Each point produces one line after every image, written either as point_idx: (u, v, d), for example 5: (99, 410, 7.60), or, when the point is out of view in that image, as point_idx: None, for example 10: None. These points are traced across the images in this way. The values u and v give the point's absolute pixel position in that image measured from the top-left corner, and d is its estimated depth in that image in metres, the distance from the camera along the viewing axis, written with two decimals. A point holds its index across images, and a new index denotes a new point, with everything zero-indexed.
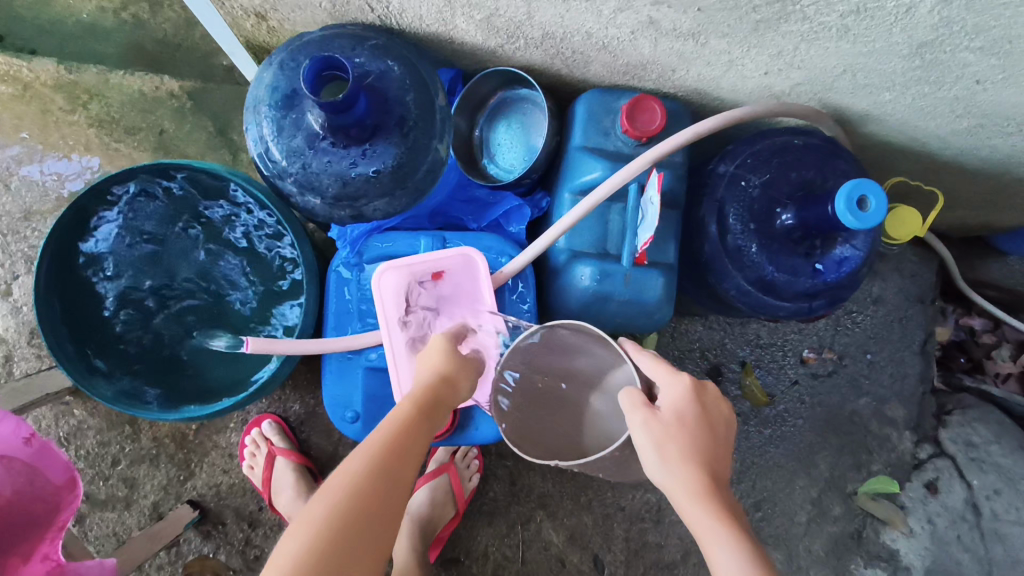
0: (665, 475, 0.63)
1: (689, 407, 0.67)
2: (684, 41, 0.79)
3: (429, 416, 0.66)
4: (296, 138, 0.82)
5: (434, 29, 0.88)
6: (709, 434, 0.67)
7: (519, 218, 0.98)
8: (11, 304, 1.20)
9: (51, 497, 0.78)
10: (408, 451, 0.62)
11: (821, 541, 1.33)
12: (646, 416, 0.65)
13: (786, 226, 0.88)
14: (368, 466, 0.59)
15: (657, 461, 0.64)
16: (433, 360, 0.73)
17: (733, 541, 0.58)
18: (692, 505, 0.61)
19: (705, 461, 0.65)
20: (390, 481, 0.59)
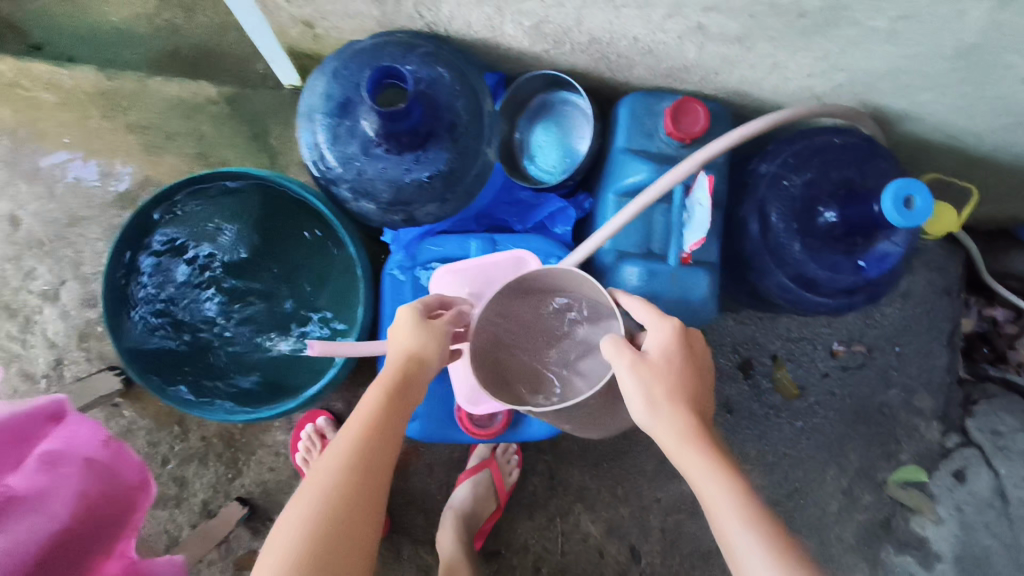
0: (653, 416, 0.70)
1: (676, 350, 0.73)
2: (730, 45, 0.80)
3: (401, 399, 0.70)
4: (351, 145, 0.84)
5: (481, 35, 0.89)
6: (695, 375, 0.73)
7: (564, 220, 0.99)
8: (60, 309, 1.22)
9: (127, 497, 0.80)
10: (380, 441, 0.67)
11: (851, 529, 1.37)
12: (642, 364, 0.71)
13: (828, 224, 0.89)
14: (350, 470, 0.64)
15: (653, 412, 0.70)
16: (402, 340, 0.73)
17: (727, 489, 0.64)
18: (688, 452, 0.67)
19: (691, 407, 0.71)
20: (376, 475, 0.65)
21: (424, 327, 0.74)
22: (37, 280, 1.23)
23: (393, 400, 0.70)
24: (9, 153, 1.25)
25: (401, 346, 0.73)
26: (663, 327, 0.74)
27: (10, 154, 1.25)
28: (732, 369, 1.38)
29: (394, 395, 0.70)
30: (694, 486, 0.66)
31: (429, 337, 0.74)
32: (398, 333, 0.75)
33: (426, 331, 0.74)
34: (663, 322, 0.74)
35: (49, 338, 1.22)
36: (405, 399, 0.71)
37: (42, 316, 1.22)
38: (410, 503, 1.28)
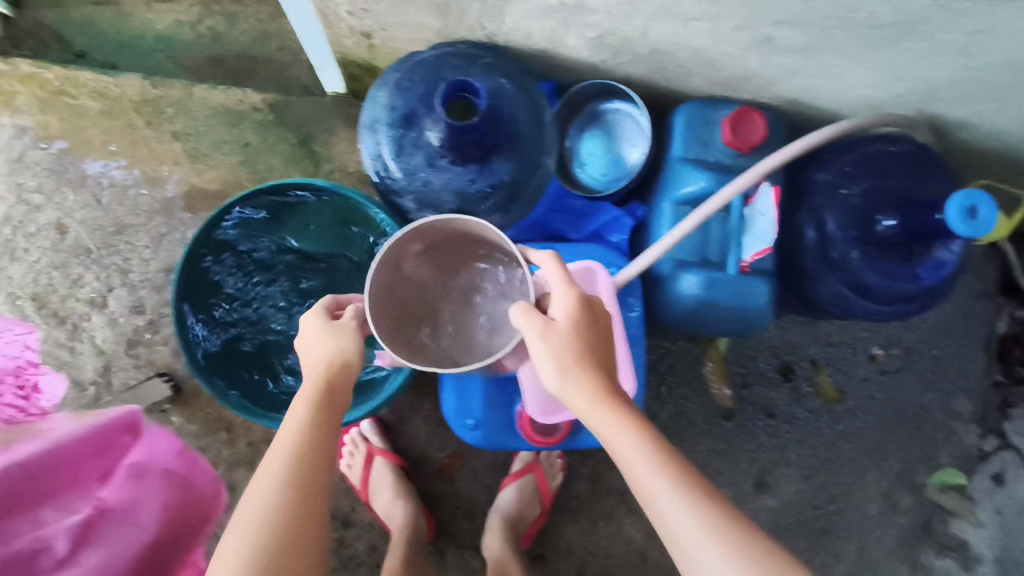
0: (562, 383, 0.65)
1: (582, 316, 0.67)
2: (794, 57, 0.80)
3: (329, 408, 0.66)
4: (416, 156, 0.84)
5: (541, 46, 0.89)
6: (600, 337, 0.68)
7: (620, 228, 1.00)
8: (108, 316, 1.23)
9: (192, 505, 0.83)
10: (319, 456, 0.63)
11: (891, 533, 1.38)
12: (553, 334, 0.65)
13: (887, 231, 0.89)
14: (279, 484, 0.59)
15: (571, 384, 0.65)
16: (314, 353, 0.68)
17: (653, 462, 0.60)
18: (613, 425, 0.63)
19: (603, 372, 0.66)
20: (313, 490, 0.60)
21: (336, 336, 0.70)
22: (84, 288, 1.23)
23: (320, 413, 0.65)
24: (54, 161, 1.25)
25: (313, 358, 0.68)
26: (568, 292, 0.67)
27: (55, 162, 1.25)
28: (772, 374, 1.38)
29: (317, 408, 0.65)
30: (619, 460, 0.62)
31: (342, 338, 0.69)
32: (309, 345, 0.69)
33: (336, 334, 0.70)
34: (567, 288, 0.68)
35: (97, 346, 1.23)
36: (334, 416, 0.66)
37: (90, 324, 1.23)
38: (454, 507, 1.29)
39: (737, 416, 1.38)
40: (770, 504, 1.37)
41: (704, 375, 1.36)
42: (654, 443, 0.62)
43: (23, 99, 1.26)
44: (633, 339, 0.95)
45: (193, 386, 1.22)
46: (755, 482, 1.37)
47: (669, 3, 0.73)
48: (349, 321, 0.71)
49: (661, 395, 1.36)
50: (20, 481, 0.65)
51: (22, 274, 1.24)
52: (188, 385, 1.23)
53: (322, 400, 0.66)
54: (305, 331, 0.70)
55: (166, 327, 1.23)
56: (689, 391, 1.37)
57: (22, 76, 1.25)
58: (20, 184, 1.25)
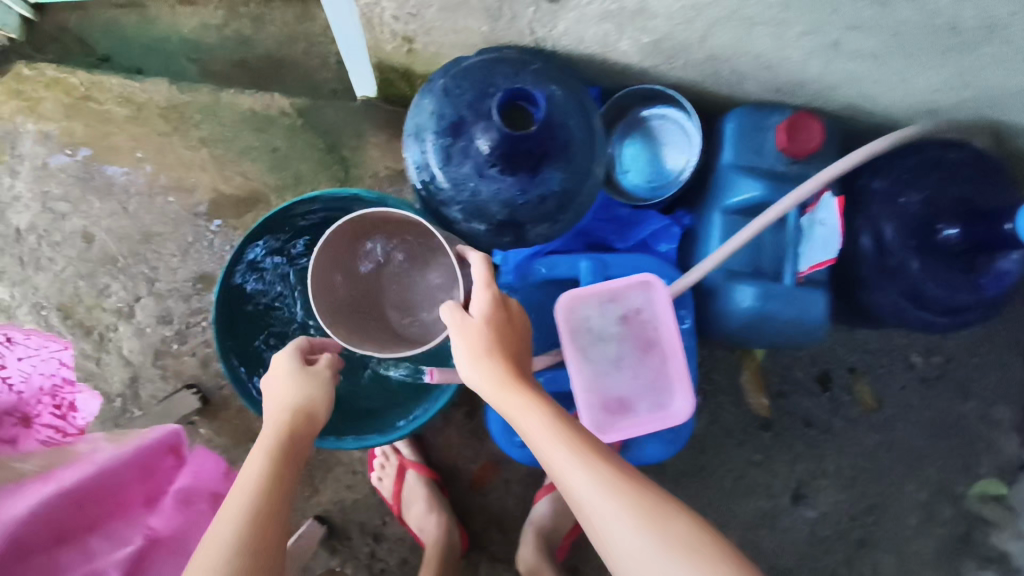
0: (475, 372, 0.70)
1: (495, 312, 0.72)
2: (860, 62, 0.77)
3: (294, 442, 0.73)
4: (464, 166, 0.81)
5: (591, 51, 0.86)
6: (513, 333, 0.73)
7: (668, 237, 0.97)
8: (135, 326, 1.21)
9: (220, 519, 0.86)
10: (286, 474, 0.69)
11: (932, 545, 1.34)
12: (469, 329, 0.71)
13: (949, 241, 0.87)
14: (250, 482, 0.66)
15: (490, 378, 0.69)
16: (280, 392, 0.77)
17: (558, 440, 0.64)
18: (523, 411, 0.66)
19: (512, 360, 0.71)
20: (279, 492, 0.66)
21: (306, 380, 0.78)
22: (111, 298, 1.21)
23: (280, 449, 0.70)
24: (81, 169, 1.23)
25: (279, 396, 0.76)
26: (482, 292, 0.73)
27: (81, 169, 1.23)
28: (810, 382, 1.35)
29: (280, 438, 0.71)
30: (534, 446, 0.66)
31: (311, 385, 0.78)
32: (276, 384, 0.78)
33: (306, 377, 0.78)
34: (482, 288, 0.73)
35: (123, 356, 1.20)
36: (292, 450, 0.72)
37: (116, 334, 1.20)
38: (486, 520, 1.26)
39: (775, 426, 1.34)
40: (809, 516, 1.33)
41: (740, 383, 1.34)
42: (561, 424, 0.65)
43: (47, 104, 1.24)
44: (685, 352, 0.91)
45: (222, 397, 1.20)
46: (793, 493, 1.33)
47: (736, 8, 0.70)
48: (322, 368, 0.80)
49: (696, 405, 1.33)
50: (68, 511, 0.66)
51: (47, 284, 1.22)
52: (216, 397, 1.20)
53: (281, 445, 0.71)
54: (277, 370, 0.79)
55: (194, 337, 1.21)
56: (725, 400, 1.33)
57: (49, 80, 1.24)
58: (46, 191, 1.23)
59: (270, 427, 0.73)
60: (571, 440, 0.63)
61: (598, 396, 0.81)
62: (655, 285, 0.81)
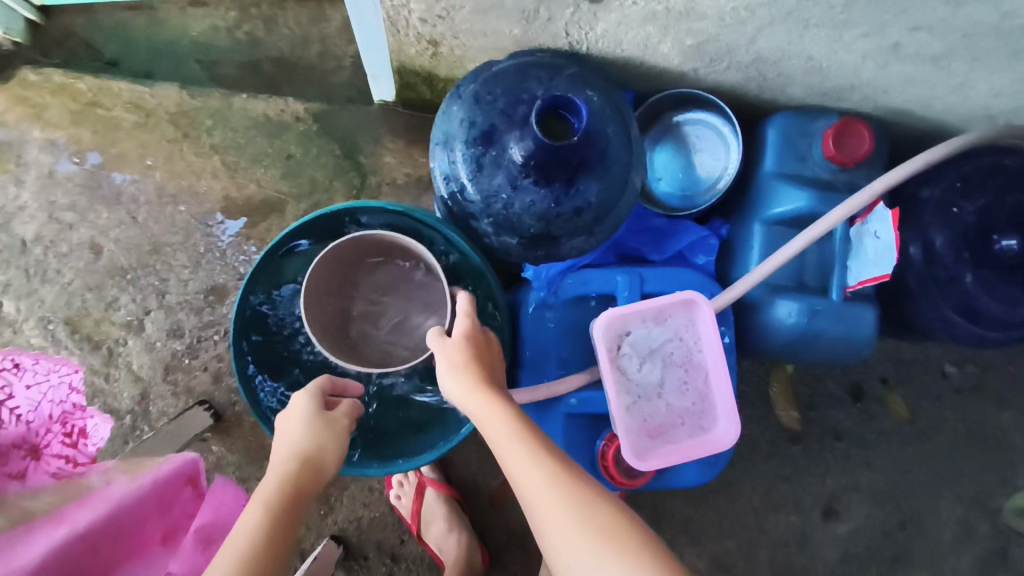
0: (452, 384, 0.66)
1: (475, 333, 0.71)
2: (921, 65, 0.74)
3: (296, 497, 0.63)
4: (496, 177, 0.77)
5: (629, 54, 0.82)
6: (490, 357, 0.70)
7: (706, 249, 0.92)
8: (145, 340, 1.16)
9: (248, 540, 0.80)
10: (288, 518, 0.61)
11: (968, 561, 1.29)
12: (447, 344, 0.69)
13: (1008, 252, 0.81)
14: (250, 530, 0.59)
15: (462, 388, 0.65)
16: (290, 436, 0.68)
17: (519, 441, 0.59)
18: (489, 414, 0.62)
19: (490, 375, 0.67)
20: (276, 541, 0.58)
21: (323, 428, 0.70)
22: (120, 311, 1.17)
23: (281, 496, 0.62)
24: (89, 177, 1.19)
25: (287, 442, 0.68)
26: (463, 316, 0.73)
27: (89, 178, 1.19)
28: (841, 394, 1.30)
29: (285, 483, 0.63)
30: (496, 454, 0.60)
31: (324, 431, 0.69)
32: (287, 428, 0.69)
33: (321, 423, 0.70)
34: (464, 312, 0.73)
35: (133, 371, 1.16)
36: (299, 500, 0.63)
37: (126, 348, 1.16)
38: (508, 540, 1.21)
39: (806, 440, 1.29)
40: (841, 532, 1.28)
41: (769, 396, 1.28)
42: (523, 426, 0.61)
43: (53, 111, 1.20)
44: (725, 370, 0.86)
45: (235, 413, 1.15)
46: (825, 509, 1.28)
47: (794, 8, 0.66)
48: (340, 416, 0.72)
49: None
50: (81, 558, 0.58)
51: (54, 296, 1.17)
52: (229, 413, 1.16)
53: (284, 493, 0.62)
54: (291, 413, 0.71)
55: (205, 351, 1.16)
56: (754, 414, 1.28)
57: (55, 86, 1.21)
58: (52, 201, 1.19)
59: (273, 473, 0.64)
60: (530, 441, 0.59)
61: (637, 420, 0.76)
62: (704, 305, 0.76)
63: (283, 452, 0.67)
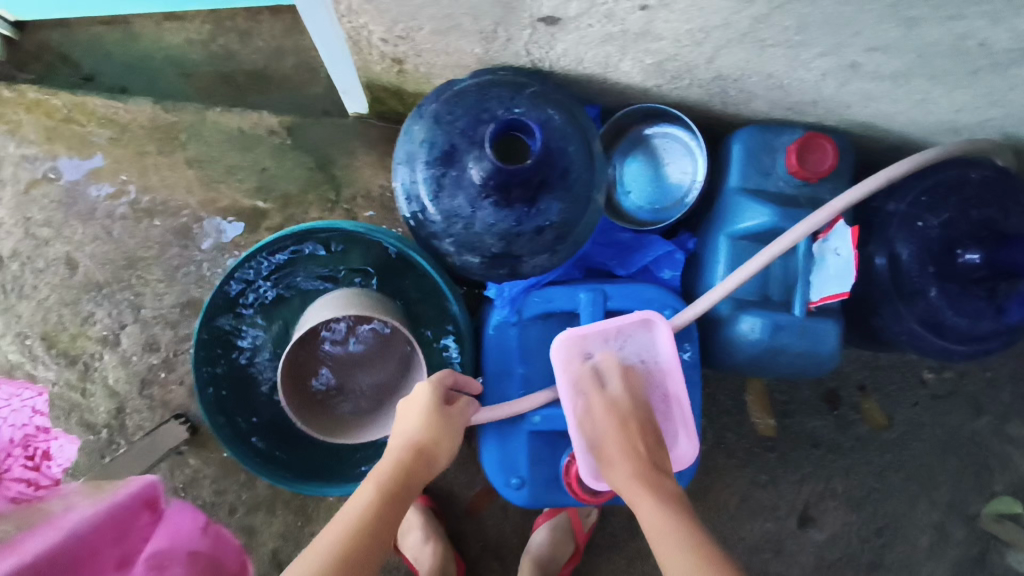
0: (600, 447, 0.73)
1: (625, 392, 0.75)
2: (879, 82, 0.73)
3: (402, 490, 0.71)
4: (457, 198, 0.77)
5: (590, 71, 0.82)
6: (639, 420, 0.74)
7: (672, 263, 0.93)
8: (121, 354, 1.17)
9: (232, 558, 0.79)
10: (397, 499, 0.70)
11: (943, 566, 1.30)
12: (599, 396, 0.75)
13: (971, 265, 0.82)
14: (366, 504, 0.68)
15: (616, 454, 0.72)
16: (408, 427, 0.75)
17: (655, 510, 0.66)
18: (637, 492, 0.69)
19: (633, 438, 0.73)
20: (384, 517, 0.68)
21: (440, 424, 0.75)
22: (95, 326, 1.17)
23: (393, 480, 0.71)
24: (63, 193, 1.19)
25: (407, 430, 0.75)
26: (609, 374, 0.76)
27: (64, 193, 1.19)
28: (818, 401, 1.31)
29: (398, 469, 0.72)
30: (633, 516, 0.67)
31: (445, 427, 0.75)
32: (409, 414, 0.76)
33: (439, 421, 0.75)
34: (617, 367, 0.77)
35: (109, 386, 1.16)
36: (407, 486, 0.72)
37: (102, 363, 1.16)
38: (485, 548, 1.22)
39: (781, 447, 1.29)
40: (817, 538, 1.29)
41: (745, 403, 1.29)
42: (664, 501, 0.67)
43: (28, 127, 1.20)
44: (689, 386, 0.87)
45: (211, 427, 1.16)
46: (800, 516, 1.29)
47: (748, 30, 0.65)
48: (456, 412, 0.77)
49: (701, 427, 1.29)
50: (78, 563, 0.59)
51: (30, 312, 1.18)
52: (205, 426, 1.17)
53: (393, 479, 0.71)
54: (412, 403, 0.76)
55: (181, 365, 1.17)
56: (729, 422, 1.29)
57: (29, 102, 1.20)
58: (28, 217, 1.19)
59: (391, 458, 0.73)
60: (669, 513, 0.65)
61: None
62: (658, 324, 0.78)
63: (401, 443, 0.74)
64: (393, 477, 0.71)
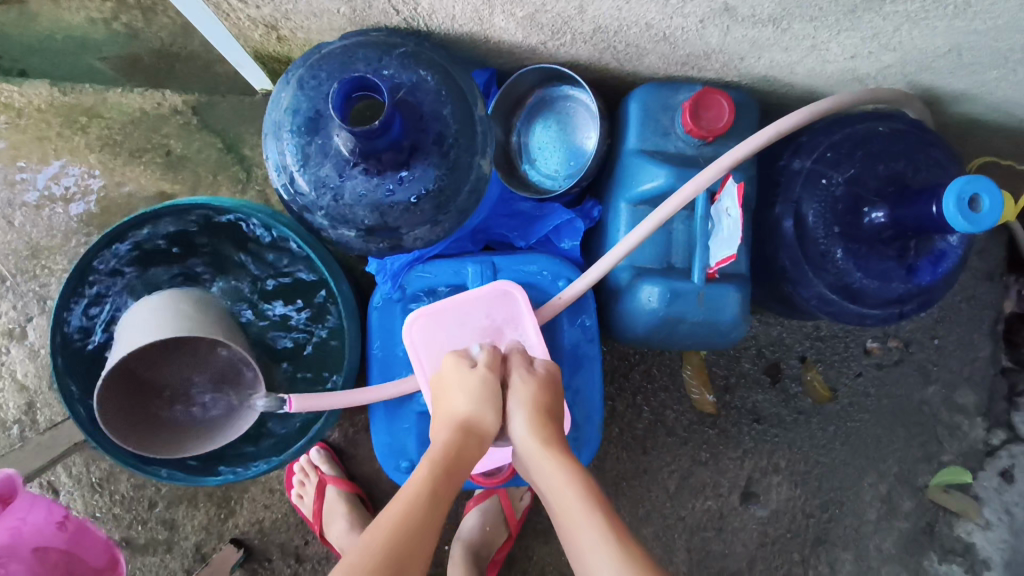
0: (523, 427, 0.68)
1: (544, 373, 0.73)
2: (761, 28, 0.68)
3: (456, 462, 0.64)
4: (323, 167, 0.73)
5: (468, 29, 0.79)
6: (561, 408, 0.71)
7: (571, 233, 0.88)
8: (28, 348, 1.13)
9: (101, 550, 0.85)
10: (452, 475, 0.63)
11: (892, 539, 1.18)
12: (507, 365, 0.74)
13: (876, 225, 0.77)
14: (419, 487, 0.61)
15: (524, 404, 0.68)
16: (456, 407, 0.69)
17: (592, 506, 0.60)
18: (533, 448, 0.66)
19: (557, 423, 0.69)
20: (439, 503, 0.61)
21: (484, 396, 0.69)
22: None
23: (448, 454, 0.65)
24: None
25: (452, 411, 0.69)
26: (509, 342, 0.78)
27: None
28: (758, 376, 1.19)
29: (450, 445, 0.65)
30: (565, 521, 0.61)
31: (457, 389, 0.71)
32: (455, 392, 0.71)
33: (475, 390, 0.70)
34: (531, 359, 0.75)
35: (18, 381, 1.13)
36: (463, 462, 0.65)
37: (9, 357, 1.13)
38: None
39: (721, 423, 1.19)
40: (760, 515, 1.19)
41: (683, 379, 1.19)
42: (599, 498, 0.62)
43: None
44: (588, 360, 0.85)
45: None
46: (742, 492, 1.19)
47: None
48: (490, 375, 0.71)
49: (636, 406, 1.19)
50: None
51: None
52: None
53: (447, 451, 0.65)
54: (454, 386, 0.71)
55: None
56: (666, 398, 1.19)
57: None
58: None
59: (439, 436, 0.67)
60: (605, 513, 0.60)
61: None
62: (516, 295, 0.80)
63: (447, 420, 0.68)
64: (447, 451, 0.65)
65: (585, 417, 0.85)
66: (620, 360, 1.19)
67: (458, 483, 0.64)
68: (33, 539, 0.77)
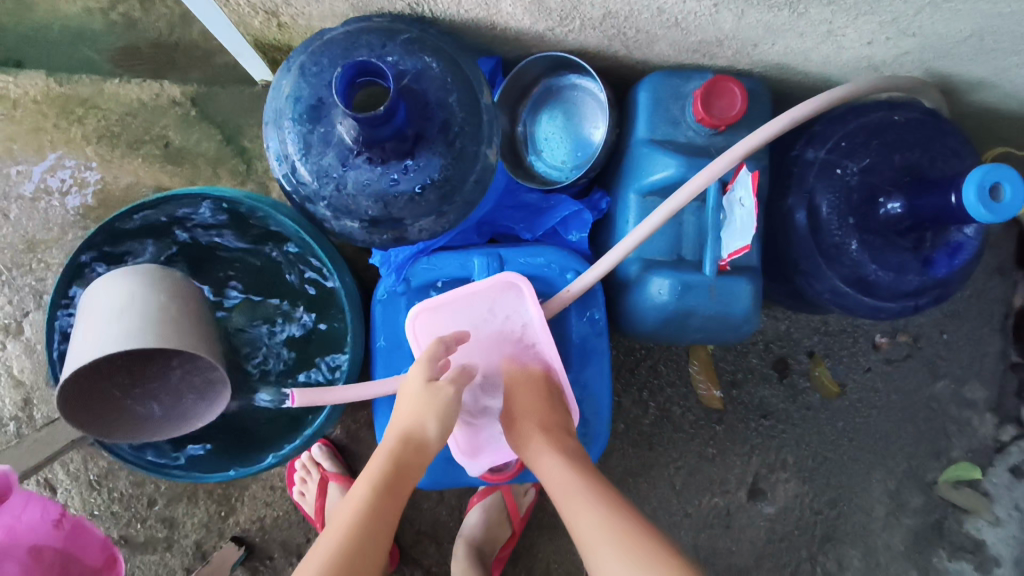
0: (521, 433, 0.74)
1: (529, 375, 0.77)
2: (776, 12, 0.66)
3: (398, 478, 0.67)
4: (325, 156, 0.71)
5: (474, 14, 0.77)
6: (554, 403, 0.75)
7: (579, 224, 0.87)
8: (24, 343, 1.11)
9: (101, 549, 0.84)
10: (395, 488, 0.66)
11: (900, 536, 1.17)
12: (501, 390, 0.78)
13: (892, 215, 0.75)
14: (361, 503, 0.64)
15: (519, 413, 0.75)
16: (401, 415, 0.71)
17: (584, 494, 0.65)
18: (530, 440, 0.72)
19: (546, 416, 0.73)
20: (382, 517, 0.64)
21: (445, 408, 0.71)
22: None
23: (391, 471, 0.67)
24: None
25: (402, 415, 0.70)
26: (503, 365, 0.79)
27: None
28: (765, 370, 1.18)
29: (392, 459, 0.67)
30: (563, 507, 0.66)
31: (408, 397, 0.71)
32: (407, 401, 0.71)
33: (430, 396, 0.70)
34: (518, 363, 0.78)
35: (14, 377, 1.11)
36: (404, 474, 0.67)
37: (4, 353, 1.11)
38: (417, 533, 1.14)
39: (728, 418, 1.18)
40: (767, 512, 1.17)
41: (689, 374, 1.17)
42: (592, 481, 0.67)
43: None
44: (595, 355, 0.83)
45: None
46: (749, 489, 1.17)
47: None
48: (446, 385, 0.71)
49: (642, 401, 1.17)
50: None
51: None
52: None
53: (391, 469, 0.67)
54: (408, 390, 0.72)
55: None
56: (673, 394, 1.17)
57: None
58: None
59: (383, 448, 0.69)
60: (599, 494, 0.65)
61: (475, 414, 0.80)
62: (522, 287, 0.78)
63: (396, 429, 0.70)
64: (386, 467, 0.66)
65: (593, 412, 0.84)
66: (625, 355, 1.18)
67: (400, 495, 0.66)
68: (30, 538, 0.76)
